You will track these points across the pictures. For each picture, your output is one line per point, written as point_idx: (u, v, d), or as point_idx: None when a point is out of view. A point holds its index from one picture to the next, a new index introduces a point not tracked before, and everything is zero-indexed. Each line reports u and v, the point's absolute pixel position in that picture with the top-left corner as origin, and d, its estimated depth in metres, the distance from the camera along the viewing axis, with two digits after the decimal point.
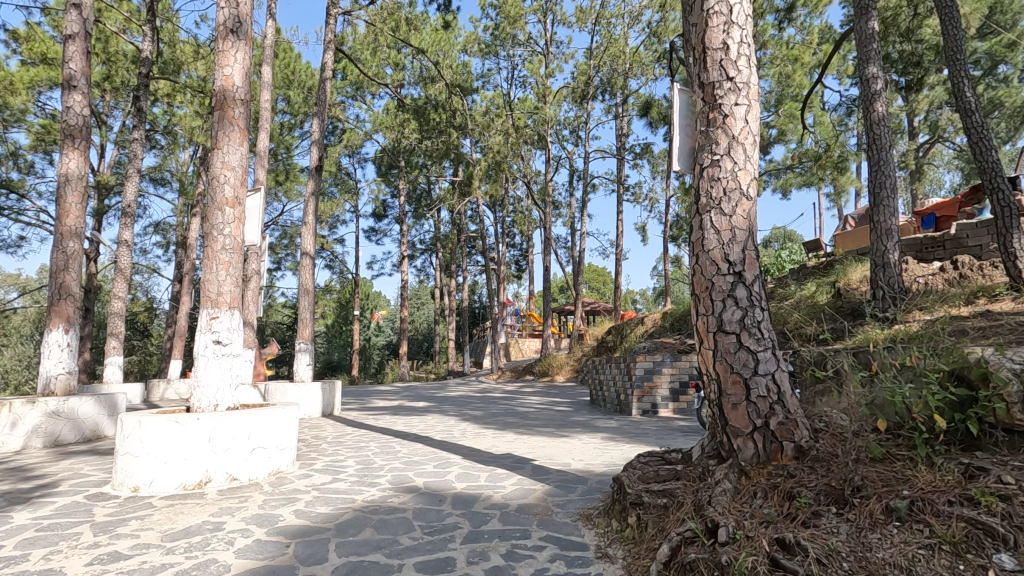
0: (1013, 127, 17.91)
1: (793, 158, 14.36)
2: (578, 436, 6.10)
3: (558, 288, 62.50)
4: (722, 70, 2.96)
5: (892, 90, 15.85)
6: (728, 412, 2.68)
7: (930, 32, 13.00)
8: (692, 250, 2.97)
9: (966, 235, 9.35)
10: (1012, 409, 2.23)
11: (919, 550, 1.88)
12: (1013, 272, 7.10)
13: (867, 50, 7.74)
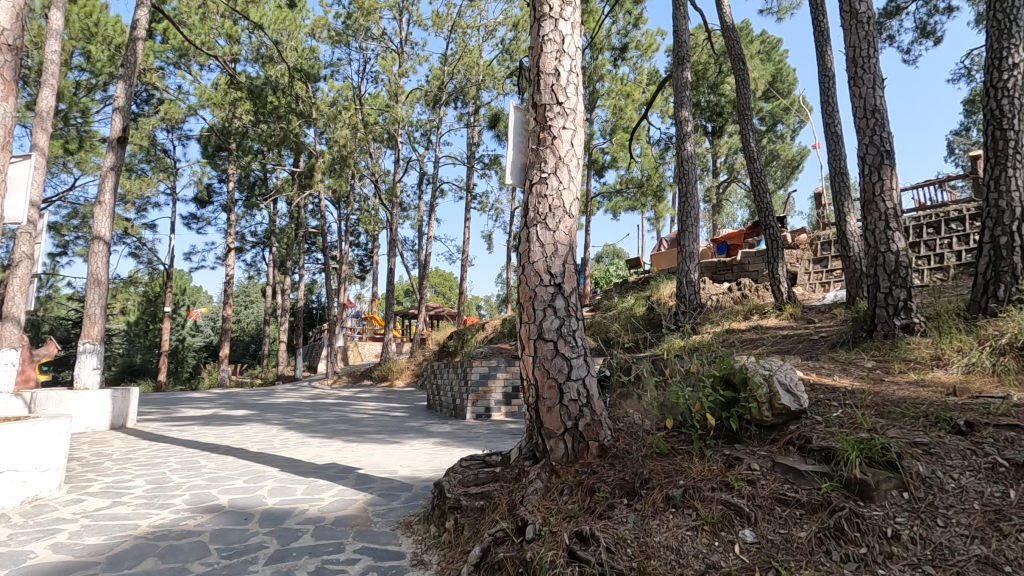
0: (785, 175, 21.95)
1: (622, 183, 15.91)
2: (410, 442, 6.02)
3: (402, 291, 61.40)
4: (553, 94, 3.17)
5: (701, 134, 18.45)
6: (543, 416, 2.84)
7: (729, 89, 15.53)
8: (519, 261, 3.10)
9: (748, 262, 11.29)
10: (762, 408, 2.70)
11: (686, 532, 2.16)
12: (778, 294, 8.67)
13: (682, 96, 8.89)
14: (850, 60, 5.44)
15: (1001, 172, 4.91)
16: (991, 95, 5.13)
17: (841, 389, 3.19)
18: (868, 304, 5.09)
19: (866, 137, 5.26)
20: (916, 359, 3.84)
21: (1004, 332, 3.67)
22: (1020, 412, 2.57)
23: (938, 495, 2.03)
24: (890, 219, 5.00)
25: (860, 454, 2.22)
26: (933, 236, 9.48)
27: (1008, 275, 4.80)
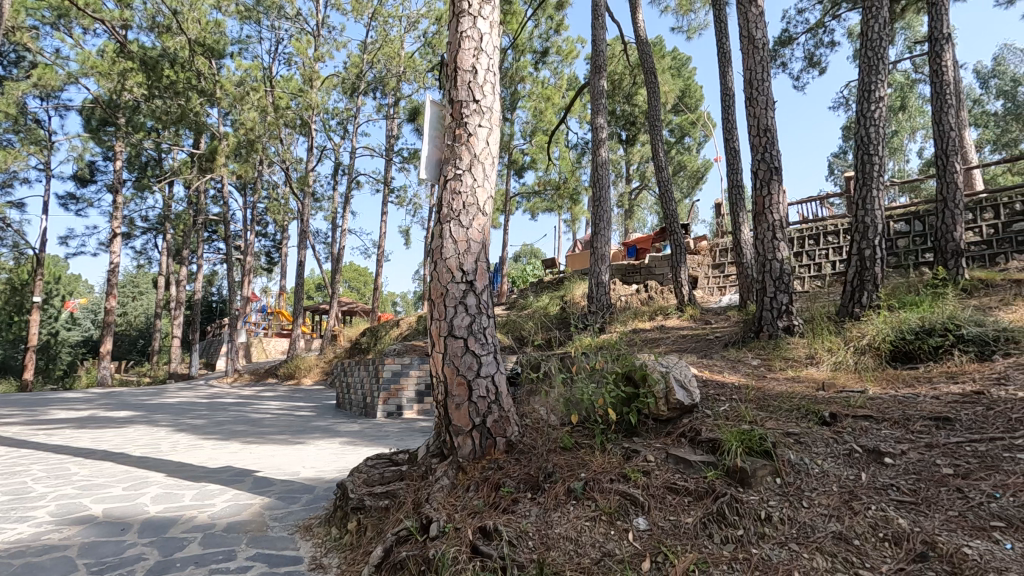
0: (690, 185, 23.40)
1: (541, 185, 16.21)
2: (315, 442, 5.78)
3: (313, 286, 58.76)
4: (469, 92, 3.17)
5: (616, 141, 19.23)
6: (451, 413, 2.84)
7: (642, 100, 16.29)
8: (431, 257, 3.07)
9: (656, 266, 11.94)
10: (659, 403, 2.87)
11: (585, 522, 2.24)
12: (680, 296, 9.26)
13: (598, 103, 9.21)
14: (747, 81, 5.88)
15: (867, 192, 5.55)
16: (862, 123, 5.77)
17: (729, 385, 3.46)
18: (757, 307, 5.57)
19: (759, 153, 5.72)
20: (793, 357, 4.26)
21: (864, 333, 4.16)
22: (874, 404, 2.92)
23: (804, 479, 2.25)
24: (777, 230, 5.49)
25: (741, 444, 2.41)
26: (813, 247, 10.50)
27: (869, 283, 5.44)
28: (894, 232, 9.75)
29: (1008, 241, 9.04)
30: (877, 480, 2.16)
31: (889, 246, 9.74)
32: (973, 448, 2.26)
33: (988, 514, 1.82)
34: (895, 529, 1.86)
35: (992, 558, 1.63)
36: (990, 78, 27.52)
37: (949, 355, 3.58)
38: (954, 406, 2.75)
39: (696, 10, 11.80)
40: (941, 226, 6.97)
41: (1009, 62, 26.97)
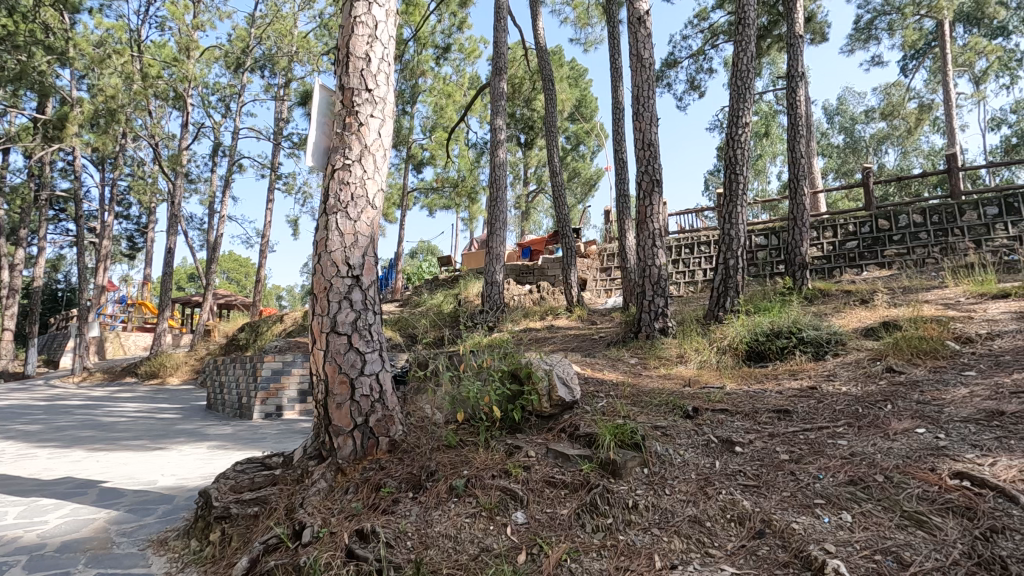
0: (583, 191, 24.47)
1: (439, 182, 16.05)
2: (180, 447, 5.26)
3: (184, 276, 53.46)
4: (362, 80, 3.06)
5: (515, 143, 19.59)
6: (331, 412, 2.72)
7: (540, 106, 16.76)
8: (315, 250, 2.92)
9: (548, 267, 12.33)
10: (542, 399, 2.97)
11: (464, 519, 2.25)
12: (569, 298, 9.66)
13: (497, 104, 9.30)
14: (635, 97, 6.26)
15: (732, 208, 6.15)
16: (730, 145, 6.38)
17: (607, 382, 3.67)
18: (637, 309, 5.96)
19: (644, 165, 6.11)
20: (666, 357, 4.60)
21: (726, 335, 4.62)
22: (730, 398, 3.25)
23: (668, 468, 2.44)
24: (656, 239, 5.90)
25: (614, 438, 2.56)
26: (688, 255, 11.42)
27: (732, 290, 6.04)
28: (755, 245, 10.89)
29: (842, 257, 10.48)
30: (729, 467, 2.40)
31: (751, 258, 10.87)
32: (805, 436, 2.59)
33: (812, 490, 2.07)
34: (739, 510, 2.05)
35: (813, 530, 1.84)
36: (835, 114, 31.75)
37: (792, 355, 4.08)
38: (794, 399, 3.13)
39: (593, 25, 12.38)
40: (791, 241, 7.91)
41: (849, 103, 31.32)
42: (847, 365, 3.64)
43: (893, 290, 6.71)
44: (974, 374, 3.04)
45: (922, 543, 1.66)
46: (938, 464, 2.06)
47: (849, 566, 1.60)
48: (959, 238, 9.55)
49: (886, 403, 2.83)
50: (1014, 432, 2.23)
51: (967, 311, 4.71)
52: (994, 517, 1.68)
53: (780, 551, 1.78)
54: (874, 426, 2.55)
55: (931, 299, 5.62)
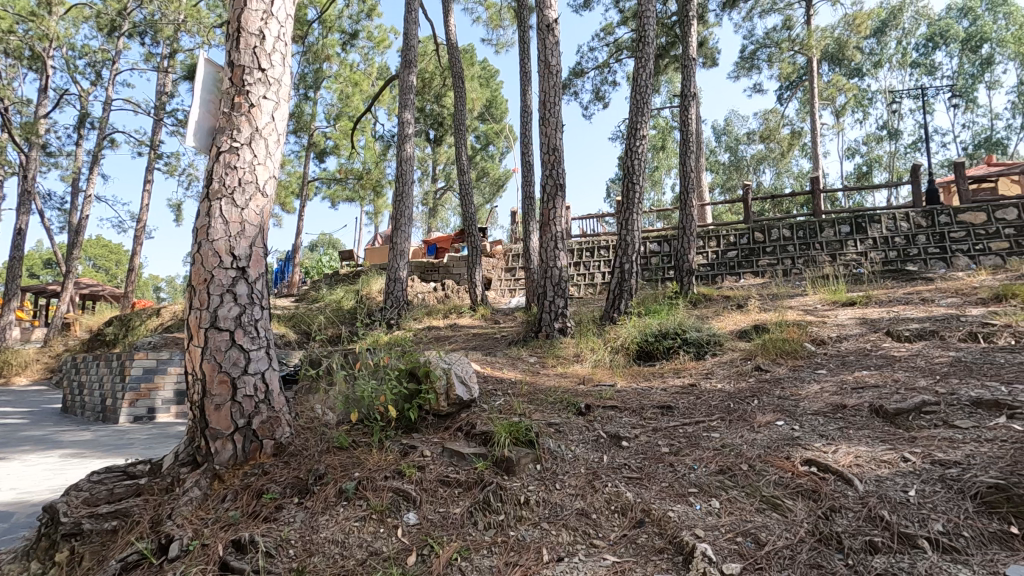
0: (491, 191, 24.71)
1: (343, 173, 15.39)
2: (23, 457, 4.59)
3: (38, 261, 46.89)
4: (255, 58, 2.85)
5: (424, 138, 19.33)
6: (209, 414, 2.50)
7: (449, 104, 16.67)
8: (194, 238, 2.67)
9: (454, 266, 12.30)
10: (439, 398, 2.95)
11: (353, 523, 2.17)
12: (473, 296, 9.71)
13: (406, 97, 9.07)
14: (542, 102, 6.40)
15: (629, 216, 6.49)
16: (628, 155, 6.72)
17: (506, 381, 3.73)
18: (538, 309, 6.11)
19: (549, 169, 6.25)
20: (564, 356, 4.76)
21: (619, 336, 4.86)
22: (620, 395, 3.42)
23: (559, 464, 2.52)
24: (558, 241, 6.08)
25: (508, 435, 2.60)
26: (589, 258, 11.90)
27: (626, 292, 6.38)
28: (649, 251, 11.59)
29: (724, 265, 11.44)
30: (615, 461, 2.52)
31: (645, 263, 11.54)
32: (684, 429, 2.79)
33: (688, 481, 2.23)
34: (623, 501, 2.16)
35: (686, 517, 1.97)
36: (722, 134, 34.61)
37: (676, 354, 4.39)
38: (675, 396, 3.37)
39: (504, 27, 12.51)
40: (680, 249, 8.50)
41: (734, 125, 34.34)
42: (724, 364, 3.98)
43: (764, 297, 7.44)
44: (825, 372, 3.45)
45: (776, 523, 1.84)
46: (793, 453, 2.30)
47: (713, 549, 1.73)
48: (819, 251, 10.79)
49: (753, 398, 3.12)
50: (853, 422, 2.54)
51: (823, 317, 5.35)
52: (833, 497, 1.91)
53: (657, 538, 1.89)
54: (742, 420, 2.80)
55: (795, 305, 6.31)
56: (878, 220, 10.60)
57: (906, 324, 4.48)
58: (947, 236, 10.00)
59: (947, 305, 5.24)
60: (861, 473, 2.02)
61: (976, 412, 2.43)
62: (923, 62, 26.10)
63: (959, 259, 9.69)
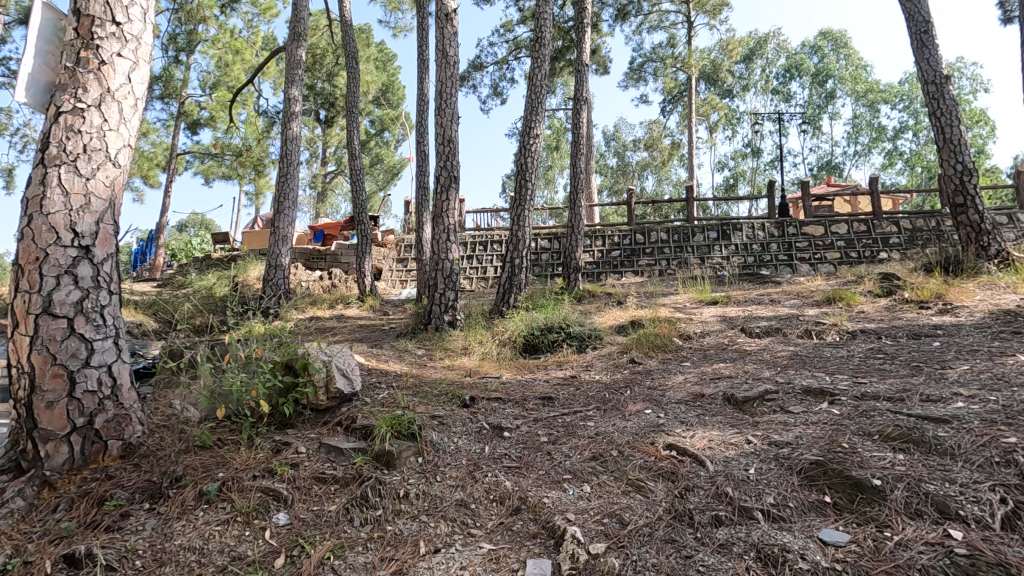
0: (385, 179, 24.04)
1: (219, 147, 14.08)
2: None
3: None
4: (107, 8, 2.50)
5: (313, 118, 18.30)
6: (38, 413, 2.17)
7: (342, 85, 15.91)
8: (23, 209, 2.30)
9: (342, 254, 11.83)
10: (317, 392, 2.82)
11: (215, 527, 2.00)
12: (361, 287, 9.43)
13: (294, 72, 8.44)
14: (438, 92, 6.31)
15: (521, 212, 6.63)
16: (522, 153, 6.85)
17: (391, 373, 3.65)
18: (427, 301, 6.06)
19: (443, 160, 6.18)
20: (451, 348, 4.76)
21: (507, 330, 4.96)
22: (504, 387, 3.50)
23: (441, 456, 2.52)
24: (451, 234, 6.04)
25: (389, 430, 2.55)
26: (482, 252, 11.99)
27: (516, 287, 6.51)
28: (540, 247, 11.95)
29: (608, 264, 12.08)
30: (496, 451, 2.58)
31: (535, 259, 11.87)
32: (562, 419, 2.92)
33: (564, 467, 2.34)
34: (501, 491, 2.22)
35: (560, 502, 2.06)
36: (611, 139, 36.57)
37: (560, 347, 4.58)
38: (556, 387, 3.51)
39: (403, 10, 12.18)
40: (568, 246, 8.84)
41: (622, 132, 36.38)
42: (602, 357, 4.21)
43: (641, 294, 7.98)
44: (689, 365, 3.79)
45: (638, 504, 1.99)
46: (657, 439, 2.49)
47: (583, 531, 1.84)
48: (690, 254, 11.80)
49: (626, 389, 3.35)
50: (709, 409, 2.82)
51: (690, 314, 5.86)
52: (688, 477, 2.10)
53: (531, 524, 1.96)
54: (615, 409, 2.99)
55: (667, 303, 6.85)
56: (740, 228, 11.80)
57: (757, 322, 5.05)
58: (793, 245, 11.39)
59: (790, 305, 5.99)
60: (713, 455, 2.25)
61: (805, 398, 2.80)
62: (781, 90, 29.44)
63: (802, 266, 11.09)
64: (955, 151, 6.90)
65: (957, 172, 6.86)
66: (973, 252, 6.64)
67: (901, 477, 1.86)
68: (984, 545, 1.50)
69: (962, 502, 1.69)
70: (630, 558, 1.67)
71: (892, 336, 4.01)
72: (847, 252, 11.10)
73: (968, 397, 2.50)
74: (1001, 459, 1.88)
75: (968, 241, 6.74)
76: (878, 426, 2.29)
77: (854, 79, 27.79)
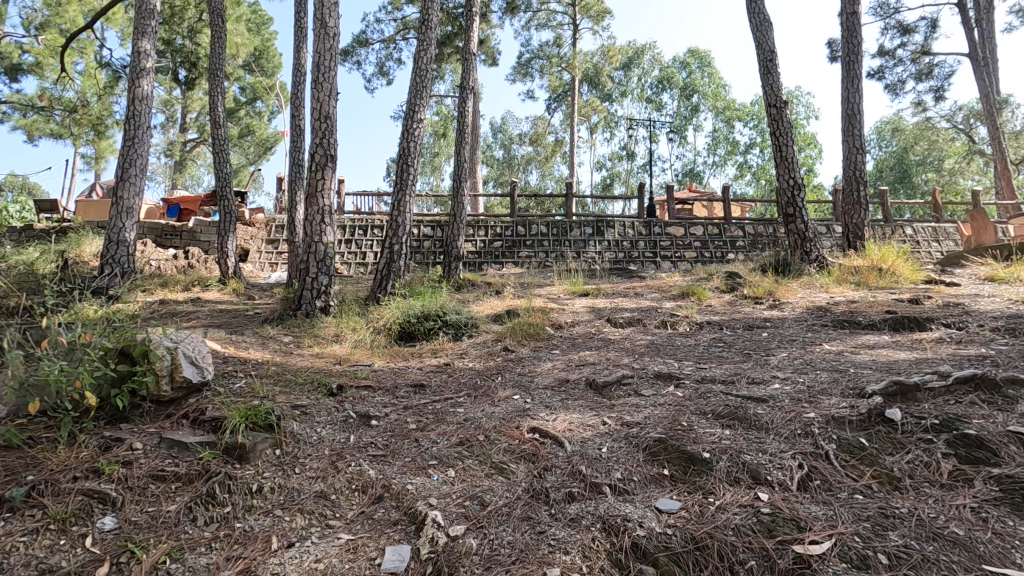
0: (256, 153, 22.18)
1: (46, 100, 12.00)
2: None
3: None
4: None
5: (170, 78, 16.32)
6: None
7: (206, 44, 14.33)
8: None
9: (200, 231, 10.78)
10: (160, 382, 2.54)
11: (19, 538, 1.73)
12: (222, 268, 8.64)
13: (145, 23, 7.36)
14: (315, 64, 5.90)
15: (402, 197, 6.50)
16: (405, 137, 6.69)
17: (251, 361, 3.39)
18: (298, 286, 5.72)
19: (318, 137, 5.81)
20: (322, 335, 4.54)
21: (382, 317, 4.83)
22: (375, 375, 3.42)
23: (301, 447, 2.40)
24: (325, 216, 5.74)
25: (244, 421, 2.38)
26: (361, 237, 11.55)
27: (394, 274, 6.38)
28: (422, 234, 11.77)
29: (489, 254, 12.20)
30: (361, 440, 2.51)
31: (417, 246, 11.67)
32: (433, 406, 2.92)
33: (430, 454, 2.34)
34: (364, 479, 2.17)
35: (423, 488, 2.07)
36: (499, 131, 36.99)
37: (436, 335, 4.57)
38: (429, 374, 3.51)
39: None
40: (450, 235, 8.82)
41: (509, 125, 36.92)
42: (477, 345, 4.28)
43: (519, 285, 8.21)
44: (557, 353, 3.98)
45: (499, 485, 2.05)
46: (522, 423, 2.59)
47: (443, 515, 1.86)
48: (567, 248, 12.35)
49: (497, 375, 3.44)
50: (572, 394, 2.99)
51: (562, 305, 6.14)
52: (547, 457, 2.22)
53: (393, 511, 1.94)
54: (485, 395, 3.06)
55: (542, 294, 7.11)
56: (613, 226, 12.58)
57: (621, 313, 5.44)
58: (658, 244, 12.40)
59: (651, 299, 6.52)
60: (571, 436, 2.39)
61: (656, 382, 3.08)
62: (655, 100, 31.74)
63: (664, 263, 12.10)
64: (789, 168, 7.94)
65: (789, 186, 7.89)
66: (799, 256, 7.69)
67: (725, 450, 2.12)
68: (784, 504, 1.77)
69: (770, 468, 1.97)
70: (487, 537, 1.72)
71: (731, 327, 4.54)
72: (702, 252, 12.33)
73: (782, 379, 2.92)
74: (802, 431, 2.22)
75: (795, 247, 7.78)
76: (711, 406, 2.59)
77: (715, 96, 30.73)
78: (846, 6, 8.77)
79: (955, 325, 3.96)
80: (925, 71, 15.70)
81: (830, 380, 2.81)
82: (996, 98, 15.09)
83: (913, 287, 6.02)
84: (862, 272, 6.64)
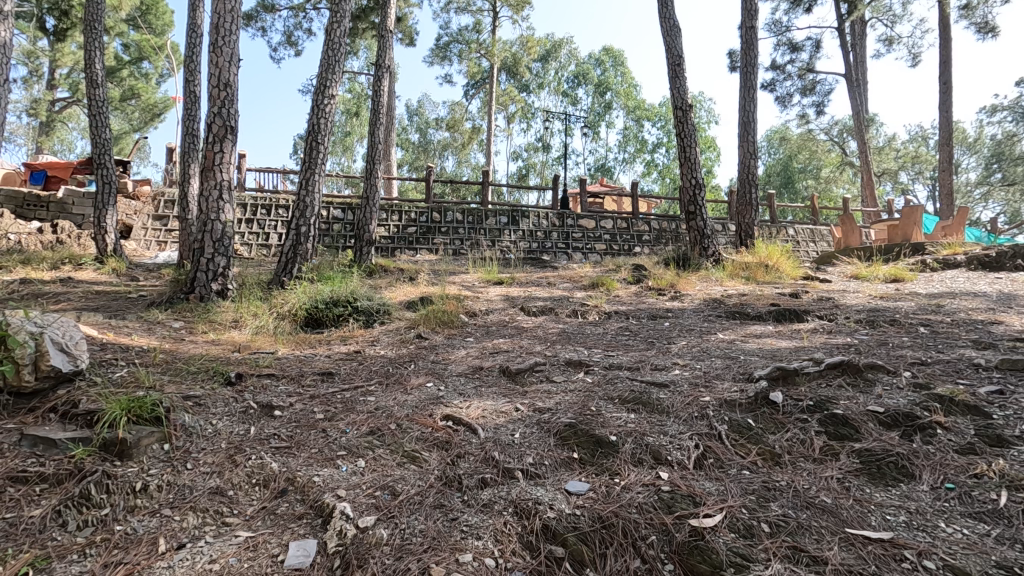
0: (142, 119, 20.16)
1: None
2: None
3: None
4: None
5: (36, 27, 14.35)
6: None
7: None
8: None
9: (70, 202, 9.63)
10: (21, 371, 2.23)
11: None
12: (99, 246, 7.76)
13: None
14: (213, 26, 5.38)
15: (310, 176, 6.16)
16: (315, 113, 6.32)
17: (134, 349, 3.08)
18: (190, 267, 5.26)
19: (216, 106, 5.34)
20: (218, 320, 4.21)
21: (287, 301, 4.57)
22: (279, 363, 3.24)
23: (193, 441, 2.21)
24: (223, 191, 5.30)
25: (127, 413, 2.16)
26: (264, 217, 10.83)
27: (300, 256, 6.05)
28: (331, 217, 11.26)
29: (403, 240, 11.88)
30: (263, 432, 2.36)
31: (326, 228, 11.16)
32: (341, 395, 2.82)
33: (338, 444, 2.26)
34: (266, 473, 2.05)
35: (330, 480, 1.98)
36: (415, 113, 36.21)
37: (345, 322, 4.41)
38: (338, 362, 3.39)
39: None
40: (362, 219, 8.49)
41: (425, 108, 36.14)
42: (389, 332, 4.18)
43: (432, 272, 8.08)
44: (472, 340, 3.99)
45: (411, 474, 2.02)
46: (435, 412, 2.55)
47: (353, 506, 1.80)
48: (482, 236, 12.37)
49: (410, 363, 3.38)
50: (485, 381, 3.01)
51: (477, 293, 6.14)
52: (461, 445, 2.22)
53: (298, 505, 1.85)
54: (397, 383, 3.00)
55: (457, 281, 7.09)
56: (528, 216, 12.76)
57: (534, 302, 5.54)
58: (570, 236, 12.76)
59: (563, 288, 6.70)
60: (484, 424, 2.41)
61: (567, 369, 3.18)
62: (570, 94, 32.46)
63: (575, 254, 12.48)
64: (691, 168, 8.44)
65: (691, 185, 8.40)
66: (698, 251, 8.22)
67: (630, 433, 2.24)
68: (682, 481, 1.89)
69: (670, 449, 2.10)
70: (398, 528, 1.69)
71: (636, 317, 4.79)
72: (611, 245, 12.85)
73: (682, 366, 3.12)
74: (698, 414, 2.39)
75: (695, 242, 8.30)
76: (618, 391, 2.71)
77: (626, 95, 32.03)
78: (745, 20, 9.42)
79: (826, 317, 4.44)
80: (809, 87, 17.31)
81: (723, 367, 3.05)
82: (865, 116, 16.95)
83: (793, 283, 6.64)
84: (751, 268, 7.24)
